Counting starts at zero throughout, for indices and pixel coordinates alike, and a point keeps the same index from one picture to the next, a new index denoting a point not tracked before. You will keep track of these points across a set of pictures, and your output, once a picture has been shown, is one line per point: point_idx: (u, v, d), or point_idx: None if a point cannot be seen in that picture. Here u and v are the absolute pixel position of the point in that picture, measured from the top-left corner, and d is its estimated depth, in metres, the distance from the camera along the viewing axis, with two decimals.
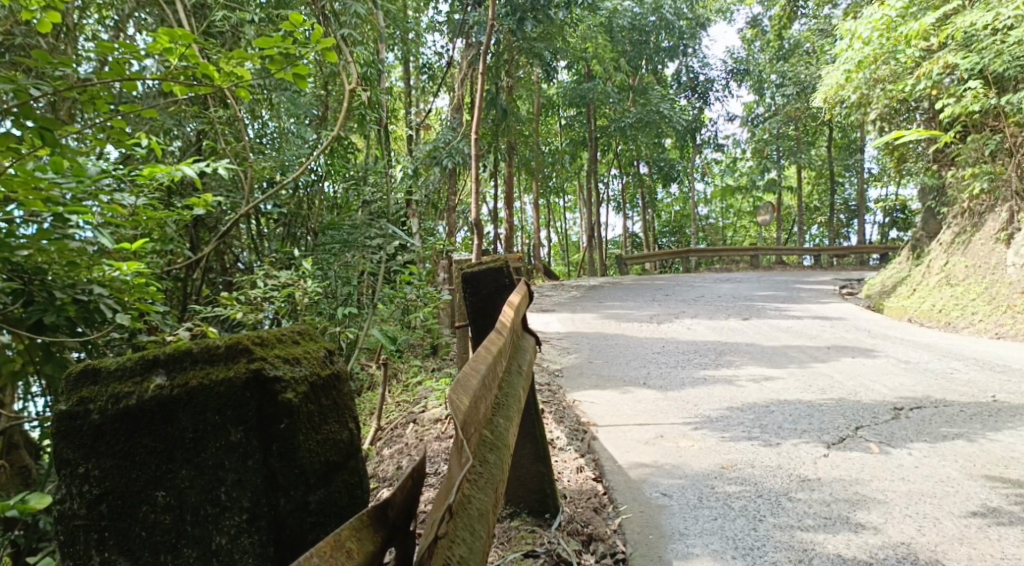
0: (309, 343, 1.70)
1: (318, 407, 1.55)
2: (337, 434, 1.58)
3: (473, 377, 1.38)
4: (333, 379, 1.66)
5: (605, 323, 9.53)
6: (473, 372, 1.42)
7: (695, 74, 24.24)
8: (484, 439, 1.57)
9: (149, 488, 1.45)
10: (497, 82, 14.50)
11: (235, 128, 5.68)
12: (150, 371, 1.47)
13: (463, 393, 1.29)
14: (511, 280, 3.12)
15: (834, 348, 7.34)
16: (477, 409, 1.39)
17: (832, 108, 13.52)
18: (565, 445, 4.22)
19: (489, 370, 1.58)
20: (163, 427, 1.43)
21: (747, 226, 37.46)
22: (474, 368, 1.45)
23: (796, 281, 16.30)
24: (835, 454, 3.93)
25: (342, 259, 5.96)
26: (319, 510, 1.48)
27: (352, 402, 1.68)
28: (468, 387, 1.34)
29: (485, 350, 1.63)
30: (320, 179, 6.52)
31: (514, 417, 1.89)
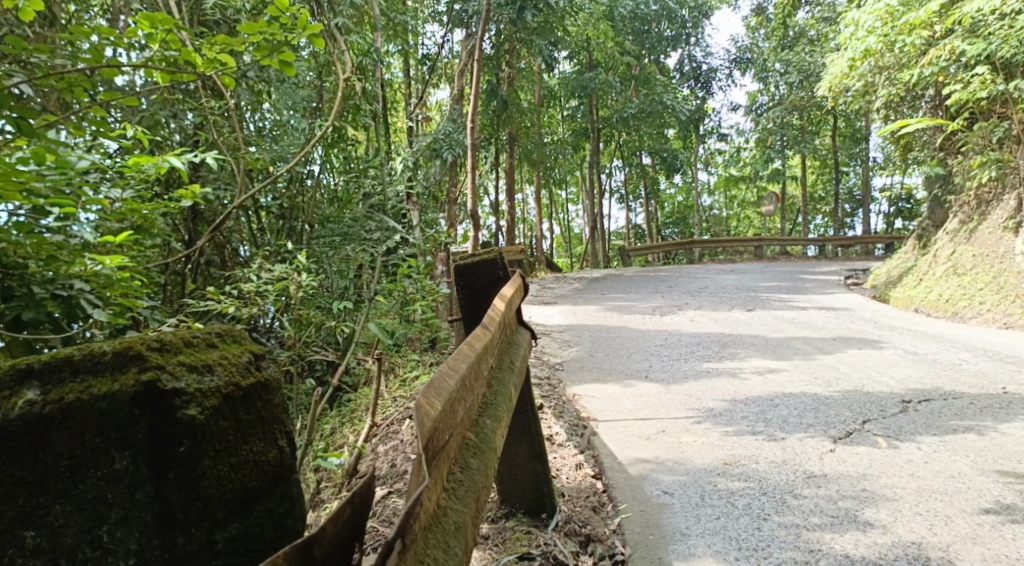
0: (229, 345, 1.48)
1: (235, 423, 1.36)
2: (260, 453, 1.39)
3: (450, 377, 1.27)
4: (256, 389, 1.42)
5: (608, 315, 9.44)
6: (451, 371, 1.31)
7: (697, 63, 24.10)
8: (466, 444, 1.47)
9: (18, 526, 1.26)
10: (498, 73, 14.40)
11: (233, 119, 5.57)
12: (23, 383, 1.29)
13: (436, 396, 1.18)
14: (506, 273, 3.01)
15: (840, 339, 7.21)
16: (455, 410, 1.28)
17: (837, 97, 13.40)
18: (564, 440, 4.12)
19: (471, 371, 1.47)
20: (35, 454, 1.25)
21: (750, 217, 37.36)
22: (452, 366, 1.34)
23: (801, 271, 16.19)
24: (842, 449, 3.82)
25: (342, 253, 5.88)
26: (227, 550, 1.32)
27: (286, 414, 1.47)
28: (442, 388, 1.22)
29: (468, 346, 1.53)
30: (318, 171, 6.41)
31: (502, 419, 1.79)
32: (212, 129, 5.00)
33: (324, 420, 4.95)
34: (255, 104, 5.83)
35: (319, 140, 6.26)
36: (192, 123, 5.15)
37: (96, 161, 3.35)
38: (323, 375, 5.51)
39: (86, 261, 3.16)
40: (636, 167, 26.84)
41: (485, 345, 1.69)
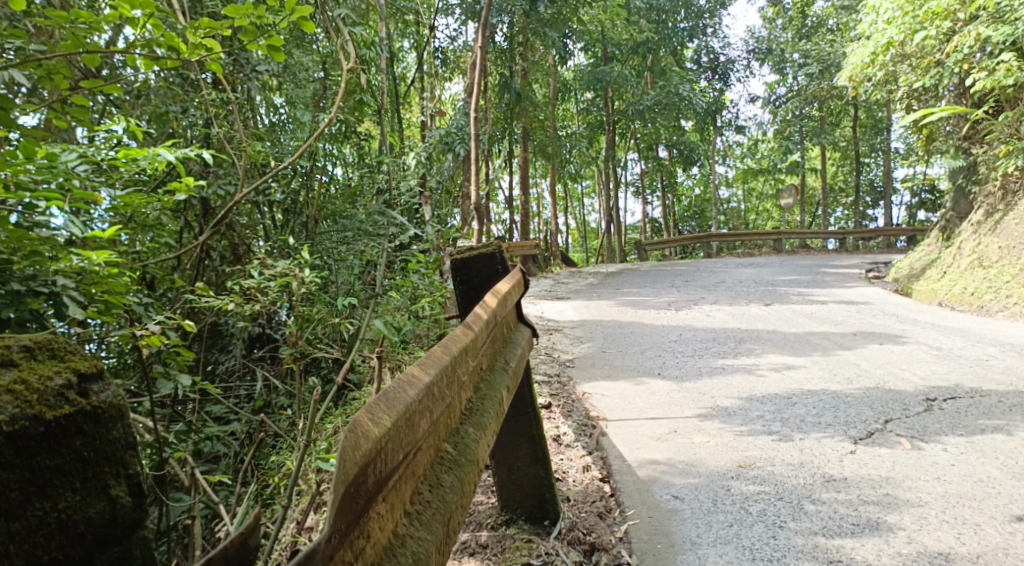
0: (46, 370, 1.37)
1: (35, 468, 1.29)
2: (78, 509, 1.35)
3: (408, 386, 1.16)
4: (64, 429, 1.34)
5: (622, 310, 9.27)
6: (413, 380, 1.20)
7: (715, 54, 23.79)
8: (441, 458, 1.35)
9: None
10: (511, 66, 14.27)
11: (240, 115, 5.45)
12: None
13: (383, 412, 1.07)
14: (505, 267, 2.86)
15: (860, 335, 6.99)
16: (414, 423, 1.17)
17: (857, 87, 13.12)
18: (571, 441, 3.98)
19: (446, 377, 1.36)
20: None
21: (769, 211, 36.92)
22: (415, 372, 1.23)
23: (821, 264, 15.89)
24: (863, 451, 3.64)
25: (353, 249, 5.77)
26: None
27: (114, 453, 1.44)
28: (396, 401, 1.12)
29: (448, 345, 1.41)
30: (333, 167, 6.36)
31: (489, 426, 1.66)
32: (213, 123, 4.88)
33: (328, 420, 4.81)
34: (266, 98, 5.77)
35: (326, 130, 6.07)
36: (197, 117, 5.04)
37: (85, 155, 3.26)
38: (327, 373, 5.40)
39: (72, 254, 3.06)
40: (653, 160, 26.58)
41: (468, 344, 1.57)
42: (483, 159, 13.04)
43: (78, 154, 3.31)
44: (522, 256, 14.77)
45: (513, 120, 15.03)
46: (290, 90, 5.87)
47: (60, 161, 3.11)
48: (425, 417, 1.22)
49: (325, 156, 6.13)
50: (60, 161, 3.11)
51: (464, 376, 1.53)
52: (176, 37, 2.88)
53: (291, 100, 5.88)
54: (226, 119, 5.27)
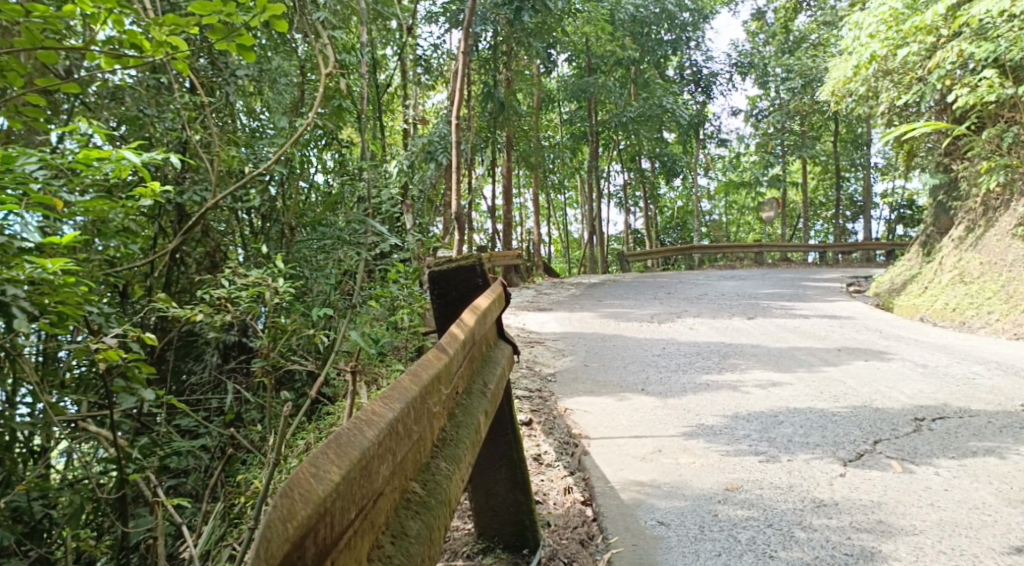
0: None
1: None
2: None
3: (364, 430, 1.08)
4: None
5: (605, 322, 9.15)
6: (372, 418, 1.12)
7: (698, 67, 23.87)
8: (409, 504, 1.25)
9: None
10: (495, 75, 14.17)
11: (216, 119, 5.28)
12: None
13: (329, 464, 0.99)
14: (486, 280, 2.72)
15: (845, 350, 6.91)
16: (371, 469, 1.09)
17: (840, 102, 13.16)
18: (552, 461, 3.85)
19: (414, 413, 1.27)
20: None
21: (750, 223, 37.08)
22: (374, 409, 1.14)
23: (803, 278, 15.88)
24: (853, 474, 3.52)
25: (334, 257, 5.59)
26: None
27: None
28: (348, 447, 1.03)
29: (418, 373, 1.32)
30: (314, 172, 6.18)
31: (466, 457, 1.54)
32: (185, 127, 4.70)
33: (300, 436, 4.63)
34: (243, 104, 5.60)
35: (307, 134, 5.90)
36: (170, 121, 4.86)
37: (42, 156, 3.08)
38: (301, 387, 5.22)
39: (24, 261, 2.85)
40: (636, 172, 26.64)
41: (445, 367, 1.47)
42: (466, 168, 12.93)
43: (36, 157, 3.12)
44: (504, 265, 14.66)
45: (496, 129, 14.94)
46: (269, 94, 5.71)
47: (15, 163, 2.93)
48: (385, 460, 1.14)
49: (304, 162, 5.96)
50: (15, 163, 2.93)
51: (439, 404, 1.43)
52: (139, 34, 2.72)
53: (269, 104, 5.69)
54: (201, 123, 5.10)
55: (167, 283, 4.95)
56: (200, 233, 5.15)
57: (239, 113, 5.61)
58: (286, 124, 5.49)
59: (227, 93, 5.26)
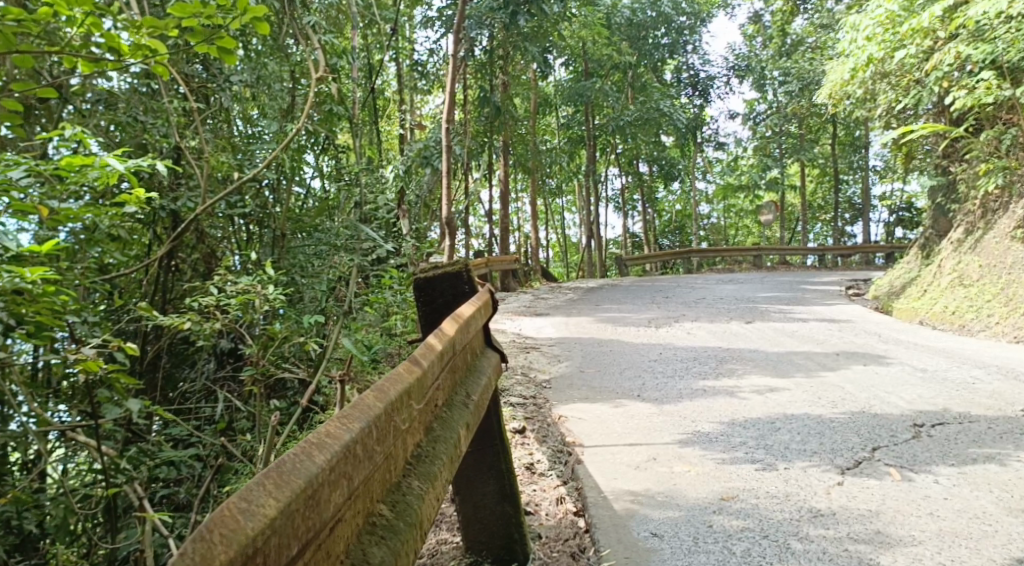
0: None
1: None
2: None
3: (308, 459, 1.02)
4: None
5: (601, 327, 9.08)
6: (319, 445, 1.06)
7: (696, 71, 23.83)
8: (370, 532, 1.19)
9: None
10: (491, 79, 14.12)
11: (212, 124, 5.21)
12: None
13: (265, 496, 0.93)
14: (472, 287, 2.66)
15: (843, 354, 6.84)
16: (321, 498, 1.03)
17: (837, 104, 13.12)
18: (545, 470, 3.78)
19: (374, 435, 1.21)
20: None
21: (748, 227, 37.02)
22: (324, 436, 1.08)
23: (802, 281, 15.80)
24: (851, 483, 3.45)
25: (330, 262, 5.53)
26: None
27: None
28: (291, 477, 0.98)
29: (380, 392, 1.26)
30: (310, 176, 6.11)
31: (441, 475, 1.47)
32: (174, 133, 4.64)
33: None
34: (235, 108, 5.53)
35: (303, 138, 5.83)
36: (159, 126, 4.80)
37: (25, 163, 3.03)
38: (292, 395, 5.15)
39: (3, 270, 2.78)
40: (634, 175, 26.59)
41: (415, 383, 1.41)
42: (462, 173, 12.87)
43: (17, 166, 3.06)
44: (502, 270, 14.60)
45: (492, 134, 14.88)
46: (265, 98, 5.65)
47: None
48: (338, 486, 1.08)
49: (299, 167, 5.90)
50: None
51: (406, 422, 1.37)
52: (117, 37, 2.67)
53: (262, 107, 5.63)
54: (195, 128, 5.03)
55: (163, 291, 4.91)
56: (195, 239, 5.08)
57: (235, 118, 5.55)
58: (281, 128, 5.42)
59: (221, 97, 5.20)
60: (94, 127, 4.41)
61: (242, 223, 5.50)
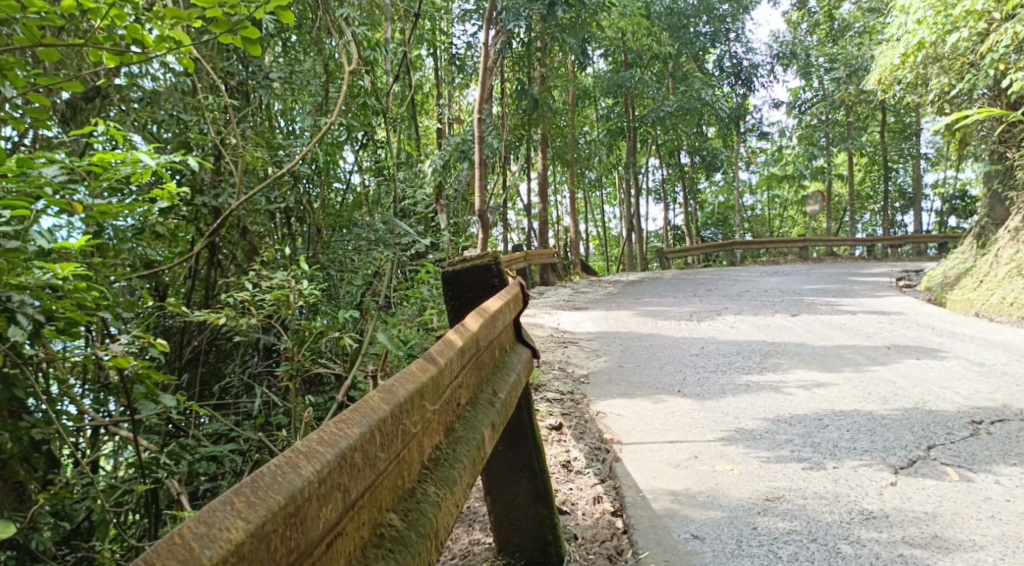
0: None
1: None
2: None
3: (288, 473, 0.95)
4: None
5: (642, 321, 8.91)
6: (307, 456, 0.99)
7: (739, 59, 23.31)
8: (371, 547, 1.11)
9: None
10: (529, 72, 13.99)
11: (250, 121, 5.25)
12: None
13: (234, 514, 0.87)
14: (502, 280, 2.57)
15: (895, 348, 6.57)
16: (307, 515, 0.96)
17: (887, 90, 12.68)
18: (582, 468, 3.69)
19: (374, 442, 1.13)
20: None
21: (794, 217, 36.19)
22: (314, 444, 1.02)
23: (850, 273, 15.33)
24: (906, 483, 3.28)
25: (369, 255, 5.49)
26: None
27: None
28: (270, 492, 0.91)
29: (385, 394, 1.19)
30: (350, 171, 6.10)
31: (460, 479, 1.39)
32: (209, 128, 4.63)
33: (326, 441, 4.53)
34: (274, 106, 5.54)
35: (344, 132, 5.80)
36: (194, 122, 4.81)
37: (60, 161, 3.06)
38: (329, 390, 5.13)
39: (32, 268, 2.80)
40: (675, 167, 26.20)
41: (429, 382, 1.34)
42: (500, 167, 12.79)
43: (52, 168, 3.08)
44: (540, 264, 14.47)
45: (531, 126, 14.74)
46: (304, 95, 5.67)
47: (29, 169, 2.89)
48: (330, 500, 1.01)
49: (337, 162, 5.89)
50: (30, 170, 2.89)
51: (416, 425, 1.29)
52: (142, 29, 2.66)
53: (298, 103, 5.62)
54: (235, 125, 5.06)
55: (207, 287, 4.96)
56: (236, 235, 5.10)
57: (275, 115, 5.58)
58: (317, 122, 5.41)
59: (260, 95, 5.24)
60: (133, 124, 4.45)
61: (283, 220, 5.50)
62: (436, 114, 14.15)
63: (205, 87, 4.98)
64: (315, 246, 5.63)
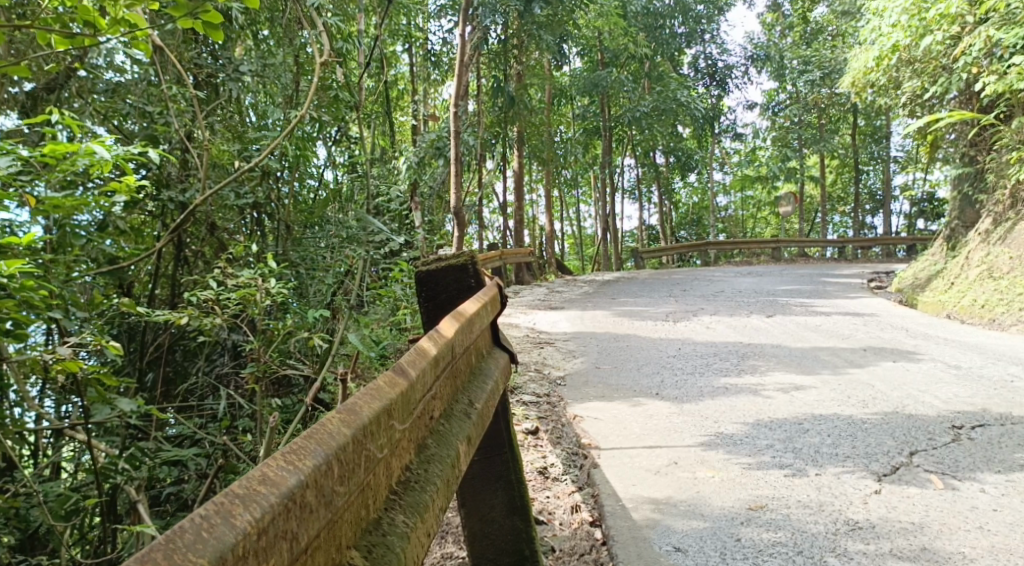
0: None
1: None
2: None
3: (216, 531, 0.80)
4: None
5: (618, 321, 8.83)
6: (243, 503, 0.85)
7: (714, 60, 23.36)
8: None
9: None
10: (505, 69, 13.84)
11: (219, 114, 5.05)
12: None
13: None
14: (479, 281, 2.44)
15: (870, 350, 6.55)
16: None
17: (860, 93, 12.73)
18: (559, 475, 3.58)
19: (327, 479, 0.98)
20: None
21: (768, 218, 36.47)
22: (253, 486, 0.88)
23: (822, 274, 15.40)
24: (890, 491, 3.21)
25: (340, 253, 5.32)
26: None
27: None
28: (191, 555, 0.77)
29: (344, 416, 1.06)
30: (324, 166, 5.92)
31: (430, 509, 1.25)
32: (172, 119, 4.42)
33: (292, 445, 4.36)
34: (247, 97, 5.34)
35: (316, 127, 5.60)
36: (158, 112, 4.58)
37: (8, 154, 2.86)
38: (298, 392, 4.95)
39: None
40: (650, 167, 26.21)
41: (399, 397, 1.21)
42: (476, 165, 12.65)
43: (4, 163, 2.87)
44: (516, 263, 14.34)
45: (507, 124, 14.61)
46: (274, 87, 5.48)
47: None
48: (273, 554, 0.87)
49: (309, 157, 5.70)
50: None
51: (380, 452, 1.15)
52: (92, 8, 2.47)
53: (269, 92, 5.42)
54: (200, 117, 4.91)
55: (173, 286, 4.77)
56: (204, 232, 4.97)
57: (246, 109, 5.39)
58: (287, 114, 5.18)
59: (230, 88, 5.02)
60: (94, 116, 4.24)
61: (252, 217, 5.32)
62: (410, 111, 13.95)
63: (173, 79, 4.79)
64: (283, 243, 5.44)
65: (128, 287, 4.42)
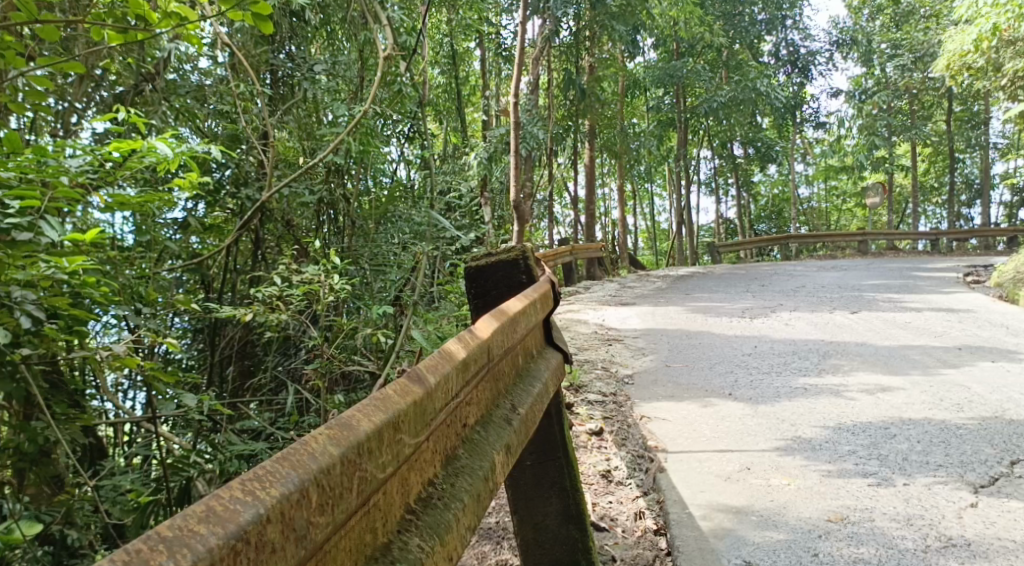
0: None
1: None
2: None
3: None
4: None
5: (691, 318, 8.54)
6: (174, 546, 0.73)
7: (796, 47, 22.35)
8: None
9: None
10: (576, 61, 13.63)
11: (293, 112, 5.08)
12: None
13: None
14: (531, 276, 2.33)
15: (966, 349, 6.08)
16: None
17: (957, 75, 11.94)
18: (623, 478, 3.44)
19: (293, 510, 0.85)
20: None
21: (853, 210, 34.91)
22: (192, 525, 0.76)
23: (912, 268, 14.59)
24: (987, 504, 2.92)
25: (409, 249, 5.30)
26: None
27: None
28: None
29: (333, 434, 0.97)
30: (396, 161, 5.91)
31: (444, 534, 1.13)
32: (241, 117, 4.48)
33: None
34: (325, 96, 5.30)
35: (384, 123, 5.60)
36: (230, 112, 4.65)
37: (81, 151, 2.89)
38: (362, 389, 4.94)
39: (38, 261, 2.58)
40: (727, 159, 25.41)
41: (406, 408, 1.11)
42: (547, 159, 12.49)
43: (78, 163, 2.91)
44: (587, 258, 14.11)
45: (578, 118, 14.41)
46: (342, 84, 5.53)
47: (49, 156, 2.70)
48: None
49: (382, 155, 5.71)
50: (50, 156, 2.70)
51: (377, 474, 1.02)
52: (144, 4, 2.48)
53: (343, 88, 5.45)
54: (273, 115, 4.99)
55: (249, 282, 4.81)
56: (281, 228, 5.05)
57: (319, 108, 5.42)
58: (355, 110, 5.10)
59: (305, 88, 5.05)
60: (174, 118, 4.36)
61: (327, 215, 5.31)
62: (480, 106, 13.88)
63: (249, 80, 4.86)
64: (354, 239, 5.35)
65: (206, 284, 4.52)
